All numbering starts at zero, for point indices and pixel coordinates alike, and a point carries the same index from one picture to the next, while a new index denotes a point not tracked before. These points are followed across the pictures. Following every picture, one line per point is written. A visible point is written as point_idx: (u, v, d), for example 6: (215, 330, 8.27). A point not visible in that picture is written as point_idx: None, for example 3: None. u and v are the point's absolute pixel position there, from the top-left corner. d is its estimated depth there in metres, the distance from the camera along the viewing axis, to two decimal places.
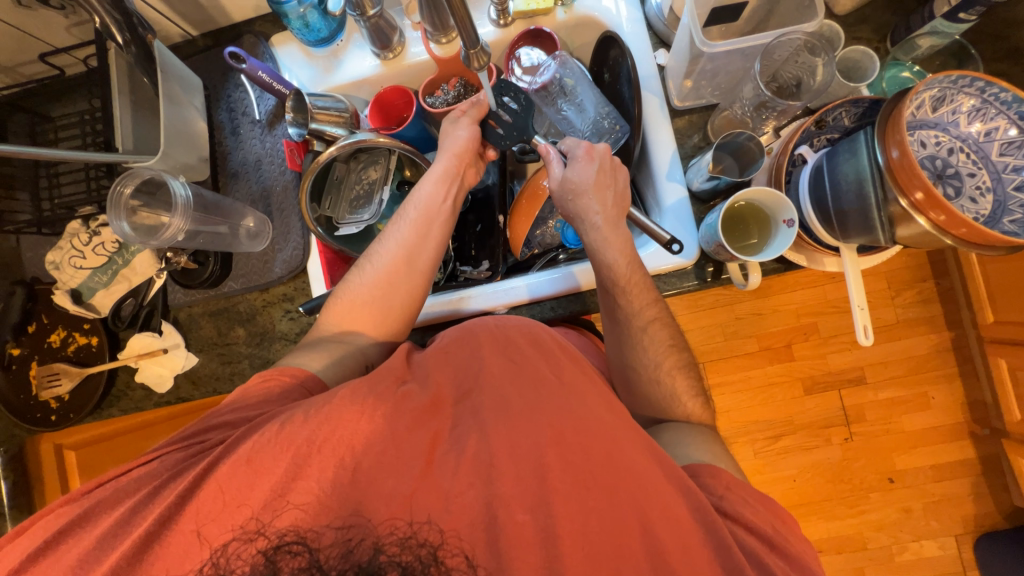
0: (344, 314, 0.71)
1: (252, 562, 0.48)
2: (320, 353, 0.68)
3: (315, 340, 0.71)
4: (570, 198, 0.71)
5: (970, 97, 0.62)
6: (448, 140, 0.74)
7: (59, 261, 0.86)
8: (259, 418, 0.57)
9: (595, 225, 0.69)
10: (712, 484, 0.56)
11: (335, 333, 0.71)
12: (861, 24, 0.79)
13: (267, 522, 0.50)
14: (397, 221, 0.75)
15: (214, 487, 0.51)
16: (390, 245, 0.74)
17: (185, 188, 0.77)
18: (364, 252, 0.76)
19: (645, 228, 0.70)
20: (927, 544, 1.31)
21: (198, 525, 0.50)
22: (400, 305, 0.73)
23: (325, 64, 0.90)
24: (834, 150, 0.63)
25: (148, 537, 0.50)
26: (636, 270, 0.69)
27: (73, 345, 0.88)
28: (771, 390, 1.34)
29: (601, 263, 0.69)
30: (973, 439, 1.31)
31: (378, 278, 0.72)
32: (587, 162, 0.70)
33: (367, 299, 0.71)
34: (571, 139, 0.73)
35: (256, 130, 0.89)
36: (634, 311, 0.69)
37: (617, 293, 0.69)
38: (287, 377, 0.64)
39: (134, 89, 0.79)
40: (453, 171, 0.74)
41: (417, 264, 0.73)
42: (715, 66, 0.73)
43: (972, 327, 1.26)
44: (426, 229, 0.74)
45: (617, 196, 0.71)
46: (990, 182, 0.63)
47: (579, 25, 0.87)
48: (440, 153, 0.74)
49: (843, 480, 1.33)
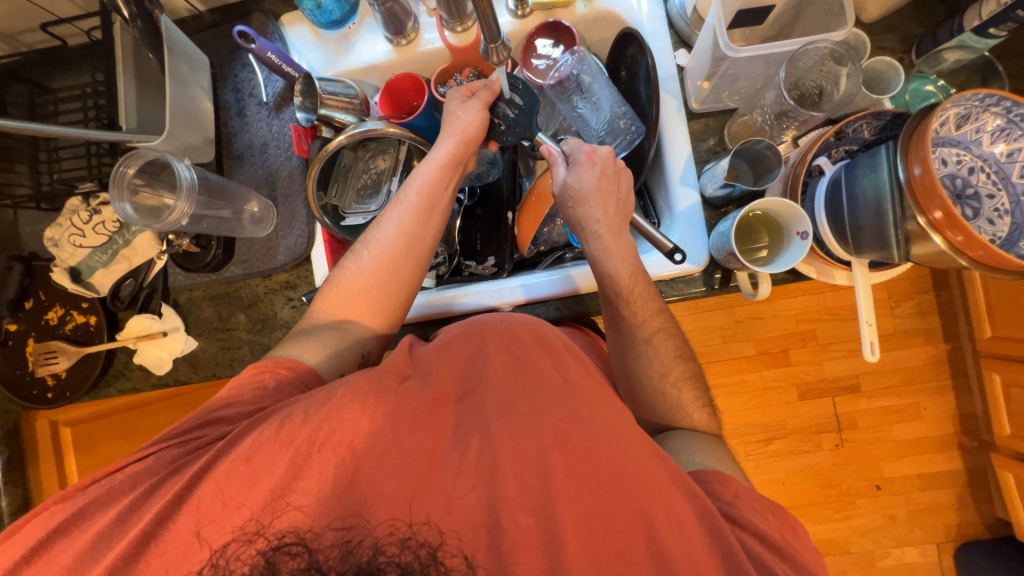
0: (342, 302, 0.70)
1: (252, 564, 0.48)
2: (314, 345, 0.67)
3: (311, 325, 0.70)
4: (571, 203, 0.70)
5: (996, 117, 0.61)
6: (458, 122, 0.73)
7: (58, 238, 0.85)
8: (260, 413, 0.57)
9: (596, 234, 0.69)
10: (720, 491, 0.55)
11: (331, 321, 0.70)
12: (886, 34, 0.77)
13: (267, 522, 0.50)
14: (398, 204, 0.73)
15: (216, 484, 0.51)
16: (391, 230, 0.72)
17: (190, 171, 0.75)
18: (359, 238, 0.74)
19: (649, 238, 0.69)
20: (909, 550, 1.33)
21: (198, 524, 0.50)
22: (399, 296, 0.72)
23: (336, 47, 0.88)
24: (852, 163, 0.62)
25: (148, 534, 0.50)
26: (639, 277, 0.69)
27: (70, 323, 0.87)
28: (766, 393, 1.35)
29: (604, 272, 0.69)
30: (962, 450, 1.32)
31: (377, 262, 0.71)
32: (588, 167, 0.69)
33: (366, 285, 0.70)
34: (575, 142, 0.72)
35: (263, 112, 0.87)
36: (637, 324, 0.69)
37: (620, 305, 0.69)
38: (284, 370, 0.63)
39: (138, 65, 0.77)
40: (459, 157, 0.73)
41: (419, 248, 0.73)
42: (737, 71, 0.72)
43: (968, 341, 1.27)
44: (429, 214, 0.73)
45: (618, 202, 0.70)
46: (1010, 204, 0.62)
47: (598, 20, 0.84)
48: (449, 134, 0.73)
49: (831, 485, 1.34)
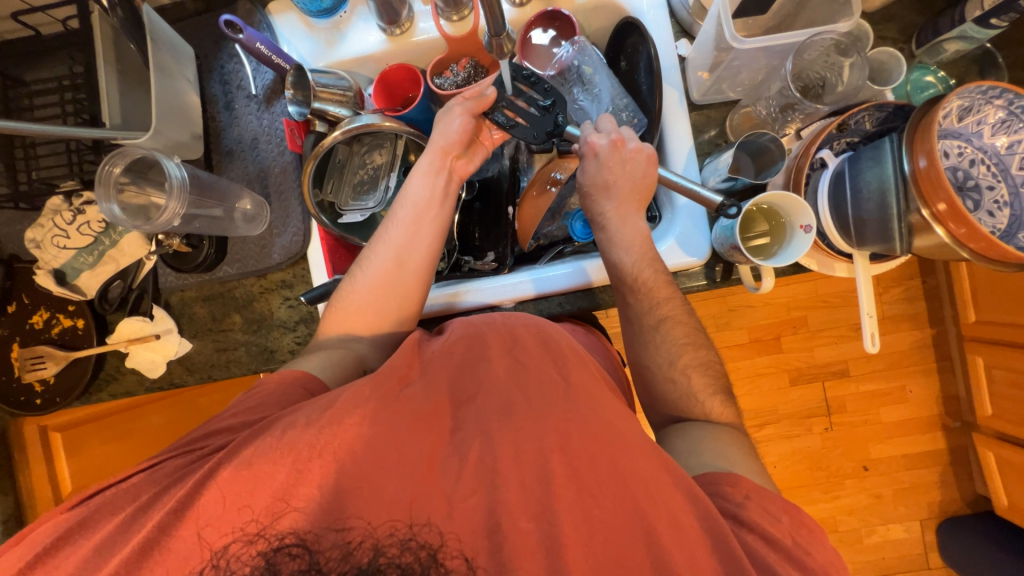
0: (342, 322, 0.70)
1: (252, 565, 0.47)
2: (318, 356, 0.67)
3: (320, 343, 0.70)
4: (586, 199, 0.75)
5: (998, 109, 0.61)
6: (440, 130, 0.72)
7: (40, 239, 0.81)
8: (264, 421, 0.56)
9: (605, 227, 0.73)
10: (730, 492, 0.55)
11: (337, 340, 0.69)
12: (887, 23, 0.77)
13: (267, 524, 0.49)
14: (390, 220, 0.73)
15: (212, 494, 0.50)
16: (383, 246, 0.71)
17: (180, 169, 0.72)
18: (356, 257, 0.74)
19: (692, 194, 0.67)
20: (895, 527, 1.38)
21: (198, 528, 0.49)
22: (397, 310, 0.71)
23: (326, 37, 0.84)
24: (856, 155, 0.62)
25: (147, 539, 0.49)
26: (649, 265, 0.71)
27: (57, 327, 0.84)
28: (758, 379, 1.37)
29: (610, 262, 0.73)
30: (945, 431, 1.37)
31: (371, 286, 0.70)
32: (592, 159, 0.72)
33: (362, 304, 0.70)
34: (586, 127, 0.73)
35: (252, 106, 0.84)
36: (645, 311, 0.70)
37: (627, 292, 0.71)
38: (287, 378, 0.62)
39: (120, 57, 0.73)
40: (438, 163, 0.72)
41: (415, 265, 0.71)
42: (741, 63, 0.70)
43: (953, 325, 1.30)
44: (418, 225, 0.72)
45: (632, 190, 0.71)
46: (1008, 196, 0.63)
47: (597, 8, 0.82)
48: (429, 147, 0.72)
49: (820, 467, 1.38)
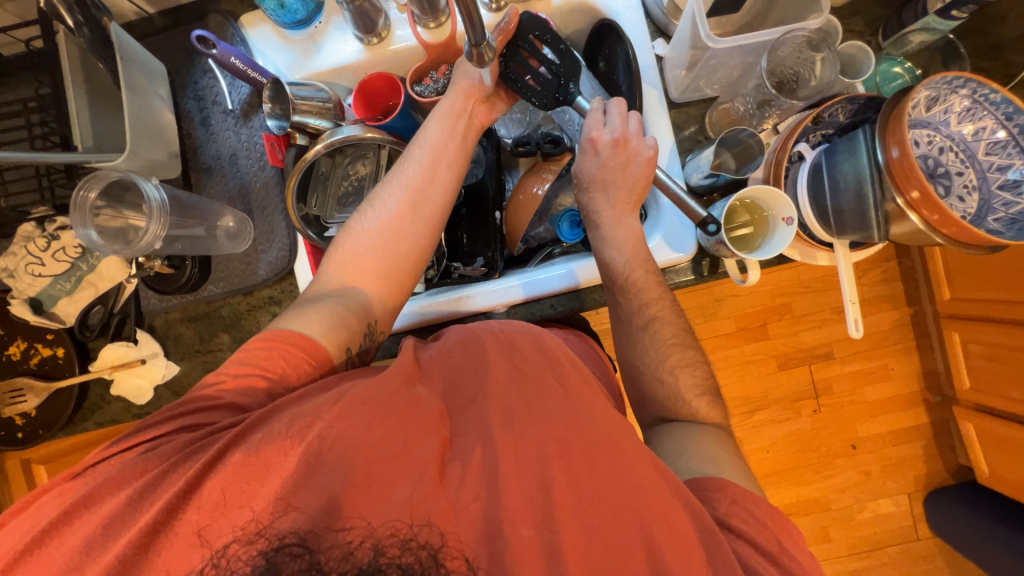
0: (349, 260, 0.69)
1: (252, 564, 0.46)
2: (318, 312, 0.63)
3: (318, 293, 0.67)
4: (583, 188, 0.75)
5: (963, 98, 0.64)
6: (459, 75, 0.74)
7: (12, 268, 0.78)
8: (272, 404, 0.56)
9: (601, 221, 0.74)
10: (716, 499, 0.56)
11: (337, 288, 0.67)
12: (854, 17, 0.79)
13: (268, 522, 0.48)
14: (405, 161, 0.73)
15: (204, 509, 0.49)
16: (396, 187, 0.71)
17: (159, 190, 0.71)
18: (365, 200, 0.73)
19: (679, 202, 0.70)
20: (884, 502, 1.42)
21: (187, 548, 0.47)
22: (407, 256, 0.70)
23: (303, 48, 0.83)
24: (831, 148, 0.64)
25: (135, 551, 0.47)
26: (642, 265, 0.72)
27: (36, 357, 0.82)
28: (748, 366, 1.40)
29: (604, 262, 0.74)
30: (927, 406, 1.41)
31: (383, 224, 0.70)
32: (592, 155, 0.72)
33: (371, 245, 0.69)
34: (598, 103, 0.72)
35: (229, 121, 0.83)
36: (634, 311, 0.72)
37: (618, 291, 0.73)
38: (293, 346, 0.60)
39: (87, 76, 0.71)
40: (459, 107, 0.74)
41: (429, 207, 0.71)
42: (717, 62, 0.72)
43: (929, 303, 1.35)
44: (434, 169, 0.72)
45: (629, 191, 0.72)
46: (977, 180, 0.66)
47: (572, 11, 0.82)
48: (452, 88, 0.74)
49: (811, 448, 1.42)
